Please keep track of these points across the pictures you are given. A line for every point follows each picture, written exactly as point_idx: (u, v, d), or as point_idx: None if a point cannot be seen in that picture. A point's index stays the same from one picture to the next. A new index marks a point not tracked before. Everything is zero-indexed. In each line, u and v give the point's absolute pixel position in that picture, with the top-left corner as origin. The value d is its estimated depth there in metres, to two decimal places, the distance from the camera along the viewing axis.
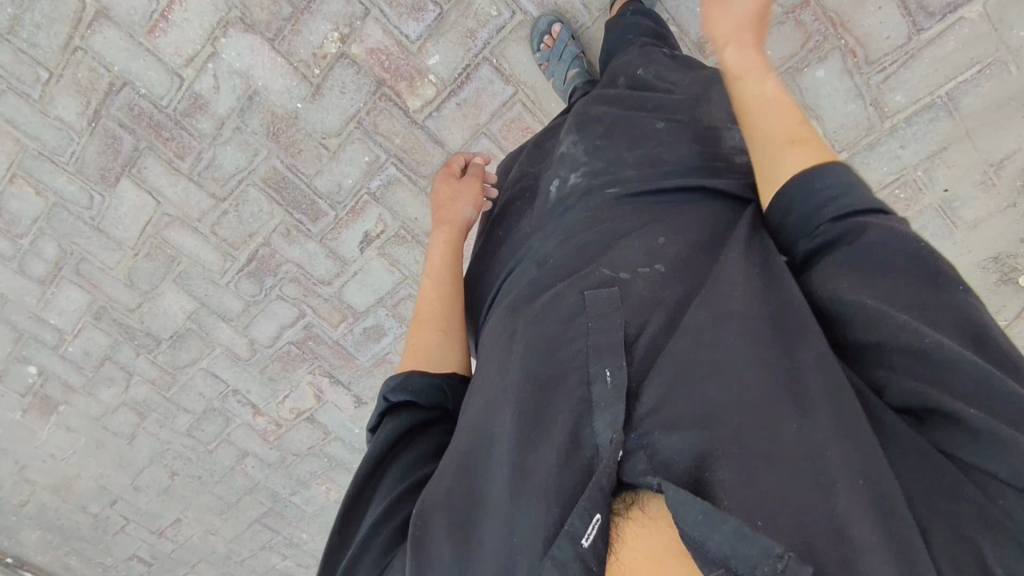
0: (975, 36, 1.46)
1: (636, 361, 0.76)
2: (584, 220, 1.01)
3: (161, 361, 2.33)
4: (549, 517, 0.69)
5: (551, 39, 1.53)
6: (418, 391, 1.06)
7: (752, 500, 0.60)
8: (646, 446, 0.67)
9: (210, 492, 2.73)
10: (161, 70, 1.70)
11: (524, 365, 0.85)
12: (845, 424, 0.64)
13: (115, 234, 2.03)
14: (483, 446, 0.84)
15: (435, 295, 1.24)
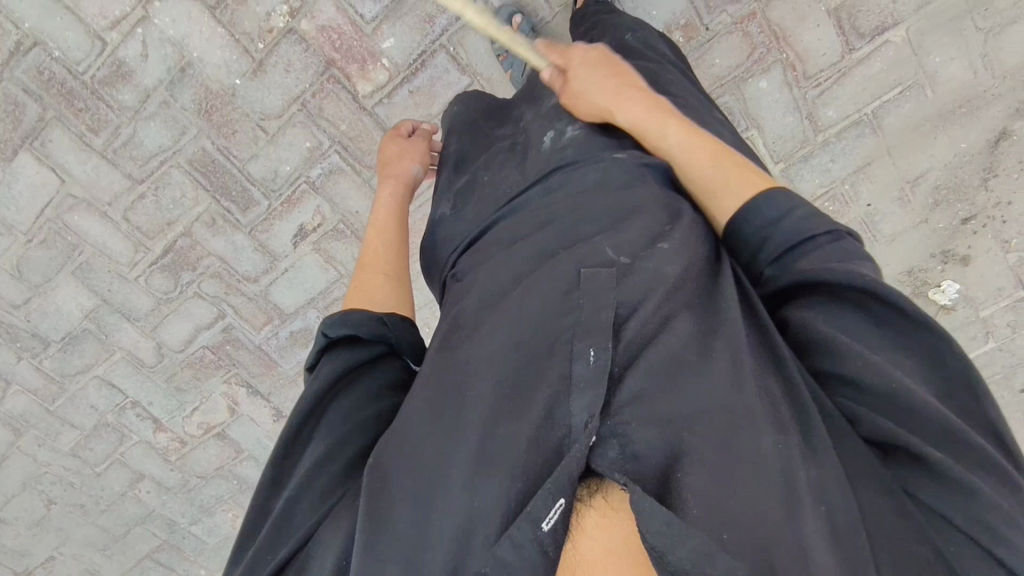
0: (898, 60, 1.54)
1: (623, 345, 0.73)
2: (591, 186, 0.94)
3: (48, 368, 2.06)
4: (509, 499, 0.68)
5: (511, 30, 1.50)
6: (359, 326, 0.92)
7: (719, 509, 0.62)
8: (620, 434, 0.67)
9: (93, 523, 2.41)
10: (80, 32, 1.55)
11: (509, 345, 0.79)
12: (815, 450, 0.67)
13: (4, 217, 1.80)
14: (449, 420, 0.77)
15: (380, 245, 1.16)
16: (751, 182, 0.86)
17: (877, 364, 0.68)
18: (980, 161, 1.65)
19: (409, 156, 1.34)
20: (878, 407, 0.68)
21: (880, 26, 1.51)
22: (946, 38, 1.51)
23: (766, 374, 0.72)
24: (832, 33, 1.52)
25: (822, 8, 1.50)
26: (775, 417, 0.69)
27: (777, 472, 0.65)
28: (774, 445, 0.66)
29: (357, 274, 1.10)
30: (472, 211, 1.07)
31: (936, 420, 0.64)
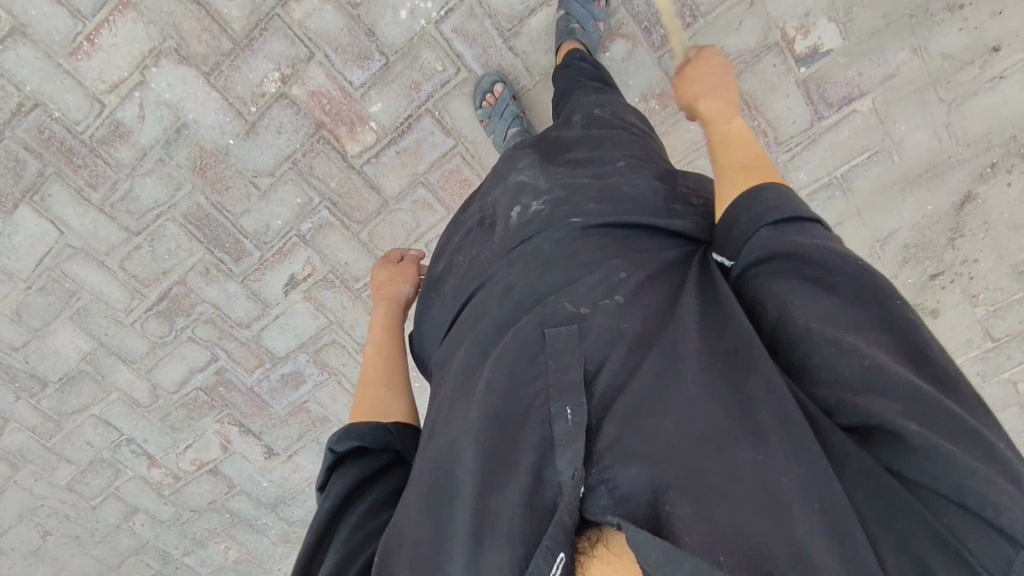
0: (865, 127, 1.62)
1: (595, 399, 0.76)
2: (550, 251, 0.96)
3: (46, 406, 2.12)
4: (512, 561, 0.68)
5: (493, 97, 1.56)
6: (363, 437, 1.01)
7: (706, 529, 0.60)
8: (606, 481, 0.67)
9: (88, 554, 2.46)
10: (79, 95, 1.61)
11: (484, 412, 0.83)
12: (801, 457, 0.63)
13: (4, 264, 1.85)
14: (445, 492, 0.83)
15: (377, 359, 1.23)
16: (765, 171, 0.90)
17: (841, 342, 0.67)
18: (946, 221, 1.72)
19: (398, 279, 1.43)
20: (844, 389, 0.65)
21: (848, 96, 1.58)
22: (910, 108, 1.58)
23: (735, 389, 0.70)
24: (801, 103, 1.59)
25: (790, 79, 1.57)
26: (748, 430, 0.66)
27: (758, 487, 0.62)
28: (751, 461, 0.64)
29: (361, 390, 1.15)
30: (450, 292, 1.11)
31: (898, 390, 0.62)
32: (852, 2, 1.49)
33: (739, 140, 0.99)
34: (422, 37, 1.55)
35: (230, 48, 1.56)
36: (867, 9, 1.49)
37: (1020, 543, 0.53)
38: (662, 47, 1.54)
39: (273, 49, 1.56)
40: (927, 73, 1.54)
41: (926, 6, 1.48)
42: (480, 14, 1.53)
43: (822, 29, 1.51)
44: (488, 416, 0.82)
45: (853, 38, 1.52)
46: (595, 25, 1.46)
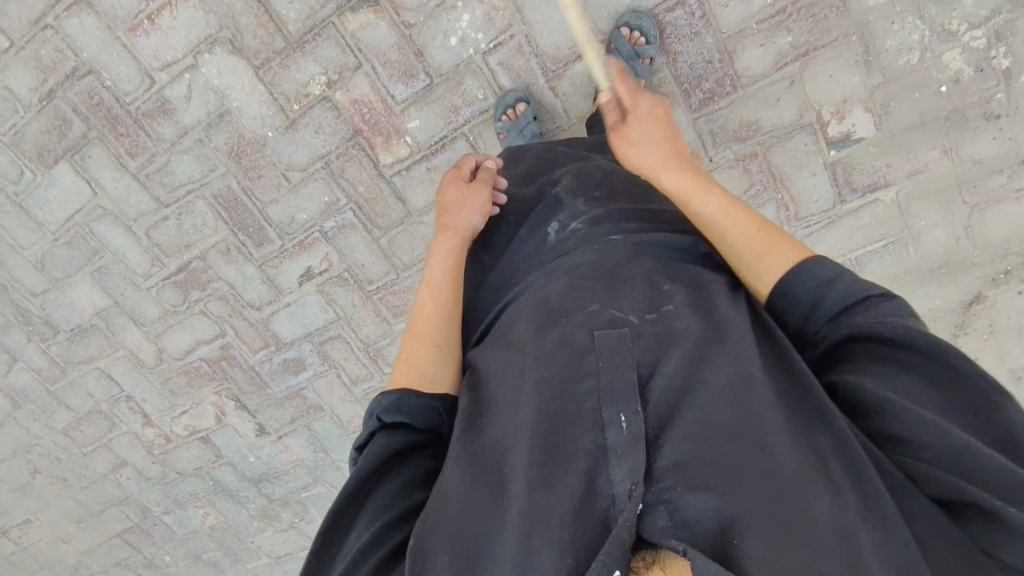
0: (885, 217, 1.64)
1: (651, 407, 0.76)
2: (591, 259, 0.99)
3: (54, 352, 2.19)
4: (563, 568, 0.67)
5: (514, 112, 1.56)
6: (413, 413, 0.93)
7: (784, 565, 0.63)
8: (667, 501, 0.68)
9: (72, 496, 2.55)
10: (133, 68, 1.67)
11: (533, 406, 0.83)
12: (873, 511, 0.68)
13: (36, 214, 1.92)
14: (493, 477, 0.81)
15: (434, 309, 1.10)
16: (790, 249, 0.88)
17: (934, 423, 0.69)
18: (952, 318, 1.75)
19: (467, 206, 1.23)
20: (936, 466, 0.68)
21: (873, 184, 1.61)
22: (932, 205, 1.61)
23: (804, 433, 0.74)
24: (826, 184, 1.62)
25: (819, 159, 1.59)
26: (823, 477, 0.70)
27: (836, 535, 0.66)
28: (829, 510, 0.68)
29: (408, 340, 1.06)
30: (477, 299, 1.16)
31: (997, 472, 0.65)
32: (891, 97, 1.50)
33: (726, 227, 0.94)
34: (468, 64, 1.58)
35: (282, 46, 1.61)
36: (904, 105, 1.51)
37: None
38: (699, 109, 1.56)
39: (324, 54, 1.60)
40: (954, 174, 1.56)
41: (964, 111, 1.49)
42: (528, 52, 1.56)
43: (856, 117, 1.53)
44: (539, 411, 0.81)
45: (888, 130, 1.54)
46: (636, 82, 1.49)
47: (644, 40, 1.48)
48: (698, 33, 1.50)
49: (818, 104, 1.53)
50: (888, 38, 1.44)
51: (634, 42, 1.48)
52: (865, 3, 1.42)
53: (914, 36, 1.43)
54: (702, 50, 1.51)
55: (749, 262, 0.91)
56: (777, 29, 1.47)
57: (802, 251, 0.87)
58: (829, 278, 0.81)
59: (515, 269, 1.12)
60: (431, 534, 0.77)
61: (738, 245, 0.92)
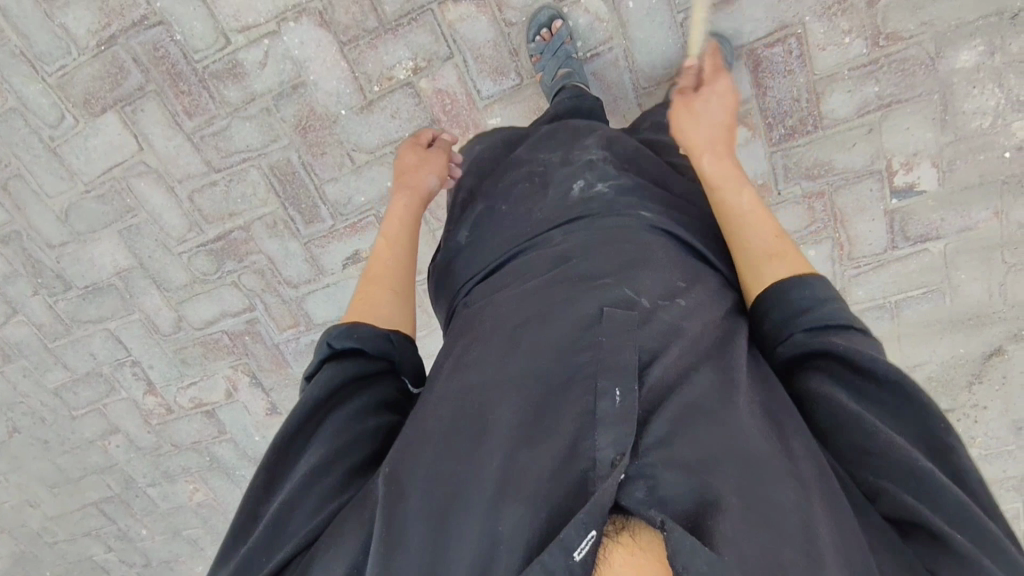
0: (930, 266, 1.74)
1: (646, 389, 0.77)
2: (612, 232, 1.01)
3: (61, 308, 2.07)
4: (533, 525, 0.68)
5: (548, 33, 1.51)
6: (367, 341, 0.94)
7: (754, 551, 0.63)
8: (648, 475, 0.69)
9: (51, 460, 2.42)
10: (209, 25, 1.60)
11: (527, 378, 0.84)
12: (835, 515, 0.70)
13: (70, 163, 1.81)
14: (468, 430, 0.82)
15: (389, 257, 1.13)
16: (791, 259, 0.92)
17: (894, 447, 0.73)
18: (971, 367, 1.86)
19: (425, 168, 1.28)
20: (894, 485, 0.72)
21: (925, 235, 1.70)
22: (975, 261, 1.71)
23: (783, 437, 0.76)
24: (882, 230, 1.70)
25: (880, 206, 1.67)
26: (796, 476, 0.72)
27: (799, 523, 0.67)
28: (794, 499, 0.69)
29: (360, 286, 1.08)
30: (494, 244, 1.13)
31: (951, 504, 0.69)
32: (958, 155, 1.58)
33: (747, 215, 1.00)
34: (544, 19, 1.51)
35: (374, 26, 1.57)
36: (969, 165, 1.60)
37: None
38: (778, 143, 1.61)
39: (416, 40, 1.58)
40: (999, 235, 1.67)
41: (1020, 177, 1.59)
42: (623, 66, 1.56)
43: (923, 170, 1.61)
44: (532, 380, 0.83)
45: (949, 186, 1.62)
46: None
47: (721, 63, 1.50)
48: (792, 72, 1.53)
49: (890, 154, 1.60)
50: (967, 101, 1.52)
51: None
52: (955, 66, 1.49)
53: (989, 102, 1.52)
54: (793, 88, 1.55)
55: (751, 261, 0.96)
56: (867, 78, 1.52)
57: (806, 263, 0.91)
58: (823, 303, 0.84)
59: (537, 224, 1.09)
60: (400, 480, 0.79)
61: (754, 234, 0.97)
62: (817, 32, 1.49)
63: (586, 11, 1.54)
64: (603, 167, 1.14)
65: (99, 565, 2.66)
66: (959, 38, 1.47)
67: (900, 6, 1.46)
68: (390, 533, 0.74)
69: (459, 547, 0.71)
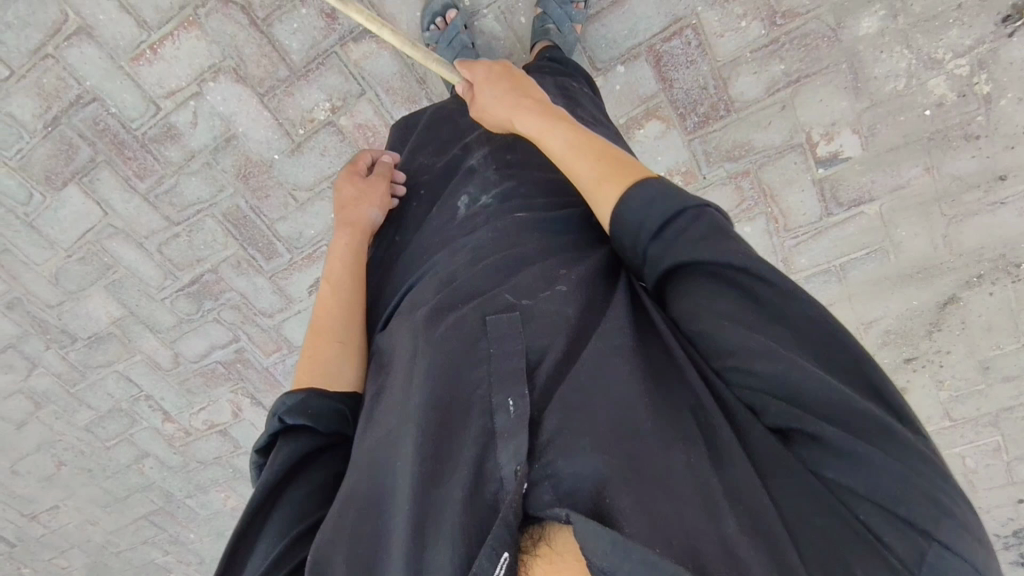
0: (869, 227, 1.74)
1: (537, 390, 0.77)
2: (487, 244, 1.01)
3: (73, 358, 2.27)
4: (454, 556, 0.69)
5: (443, 22, 1.50)
6: (317, 417, 0.98)
7: (653, 521, 0.63)
8: (551, 476, 0.69)
9: (98, 485, 2.69)
10: (137, 95, 1.69)
11: (428, 396, 0.82)
12: (725, 469, 0.70)
13: (48, 233, 1.96)
14: (382, 462, 0.83)
15: (331, 304, 1.13)
16: (620, 176, 0.86)
17: (771, 350, 0.70)
18: (928, 317, 1.86)
19: (366, 201, 1.23)
20: (780, 404, 0.70)
21: (858, 199, 1.70)
22: (914, 217, 1.70)
23: (671, 402, 0.75)
24: (815, 199, 1.70)
25: (808, 176, 1.67)
26: (684, 438, 0.72)
27: (694, 492, 0.67)
28: (687, 467, 0.69)
29: (309, 343, 1.09)
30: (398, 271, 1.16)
31: (834, 396, 0.67)
32: (878, 119, 1.56)
33: (574, 155, 0.94)
34: (437, 8, 1.50)
35: (286, 75, 1.63)
36: (891, 127, 1.57)
37: (933, 540, 0.61)
38: (694, 131, 1.62)
39: (328, 82, 1.63)
40: (935, 190, 1.65)
41: (946, 132, 1.56)
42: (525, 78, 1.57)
43: (844, 138, 1.60)
44: (431, 395, 0.81)
45: (873, 150, 1.61)
46: (571, 27, 1.45)
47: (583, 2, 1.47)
48: (695, 62, 1.53)
49: (808, 127, 1.59)
50: (877, 66, 1.49)
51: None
52: (859, 33, 1.46)
53: (900, 64, 1.48)
54: (698, 78, 1.55)
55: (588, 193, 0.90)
56: (770, 58, 1.51)
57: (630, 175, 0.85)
58: (651, 209, 0.80)
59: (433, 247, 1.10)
60: (339, 528, 0.80)
61: (579, 172, 0.92)
62: (712, 20, 1.48)
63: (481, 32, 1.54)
64: (484, 175, 1.16)
65: (162, 566, 2.99)
66: (858, 7, 1.44)
67: None
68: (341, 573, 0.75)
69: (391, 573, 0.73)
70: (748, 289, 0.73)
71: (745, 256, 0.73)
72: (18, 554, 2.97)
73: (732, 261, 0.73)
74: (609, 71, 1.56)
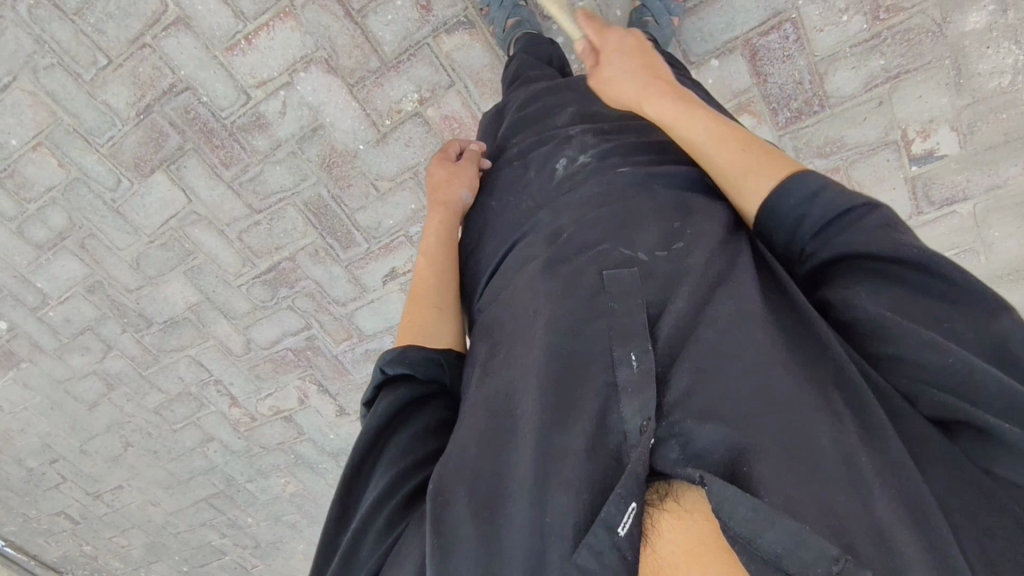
0: (959, 227, 1.71)
1: (663, 344, 0.73)
2: (596, 196, 0.96)
3: (147, 342, 2.32)
4: (573, 507, 0.65)
5: None
6: (416, 366, 0.96)
7: (796, 493, 0.58)
8: (679, 435, 0.65)
9: (162, 467, 2.76)
10: (229, 85, 1.72)
11: (543, 351, 0.79)
12: (871, 440, 0.65)
13: (132, 218, 2.01)
14: (494, 421, 0.78)
15: (430, 275, 1.13)
16: (774, 166, 0.82)
17: (925, 338, 0.64)
18: None
19: (457, 180, 1.23)
20: (934, 386, 0.64)
21: (950, 198, 1.67)
22: (1008, 218, 1.67)
23: (808, 363, 0.71)
24: (905, 197, 1.68)
25: (899, 174, 1.65)
26: (825, 403, 0.67)
27: (839, 460, 0.62)
28: (831, 434, 0.64)
29: (408, 309, 1.09)
30: (496, 233, 1.10)
31: (1000, 392, 0.59)
32: (977, 117, 1.53)
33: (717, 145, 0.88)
34: None
35: (377, 66, 1.65)
36: (991, 125, 1.54)
37: None
38: (785, 127, 1.60)
39: (417, 73, 1.65)
40: None
41: None
42: None
43: (940, 136, 1.57)
44: (548, 352, 0.78)
45: (970, 148, 1.58)
46: (669, 20, 1.45)
47: None
48: (791, 56, 1.51)
49: (904, 123, 1.56)
50: (982, 62, 1.46)
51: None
52: (964, 28, 1.43)
53: (1007, 60, 1.44)
54: (794, 72, 1.53)
55: (731, 186, 0.86)
56: (870, 53, 1.48)
57: (786, 165, 0.81)
58: (809, 210, 0.76)
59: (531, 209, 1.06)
60: (450, 478, 0.74)
61: (725, 162, 0.86)
62: (812, 14, 1.45)
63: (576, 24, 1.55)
64: (581, 139, 1.09)
65: (217, 548, 3.05)
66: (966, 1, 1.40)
67: None
68: (446, 523, 0.70)
69: (501, 525, 0.68)
70: (907, 280, 0.68)
71: (899, 248, 0.68)
72: (81, 530, 3.06)
73: (900, 252, 0.68)
74: (703, 65, 1.55)
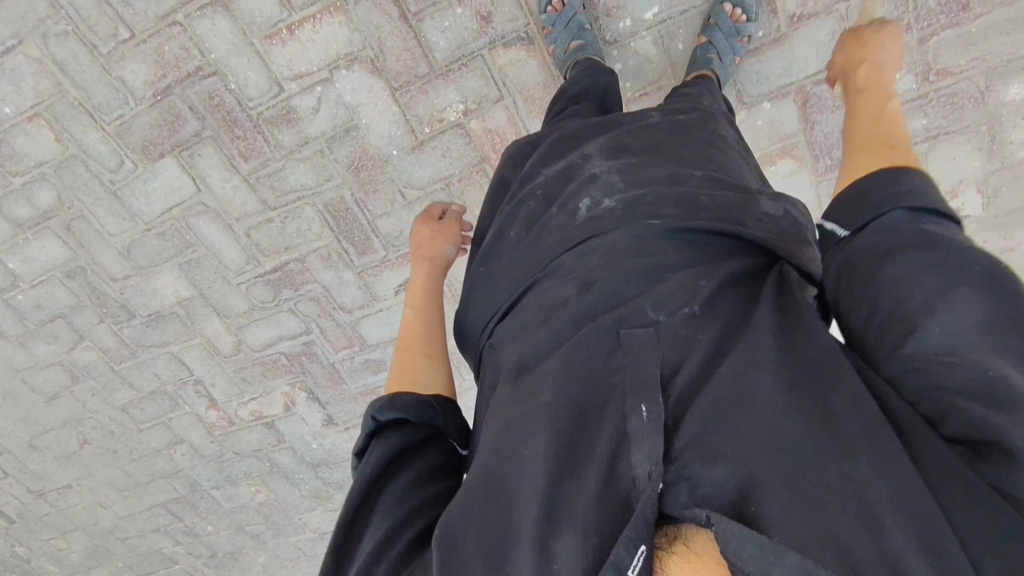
0: None
1: (674, 398, 0.66)
2: (618, 213, 0.90)
3: (126, 335, 2.17)
4: (577, 552, 0.59)
5: (559, 3, 1.45)
6: (407, 411, 0.89)
7: (806, 534, 0.52)
8: (689, 478, 0.59)
9: (120, 468, 2.57)
10: (262, 74, 1.63)
11: (551, 391, 0.73)
12: (896, 475, 0.57)
13: (131, 204, 1.87)
14: (494, 458, 0.73)
15: (418, 323, 1.08)
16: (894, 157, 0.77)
17: (955, 332, 0.59)
18: None
19: (443, 239, 1.28)
20: (950, 393, 0.57)
21: None
22: None
23: (822, 403, 0.63)
24: None
25: None
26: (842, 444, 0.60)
27: (859, 501, 0.55)
28: (848, 474, 0.57)
29: (396, 358, 1.03)
30: (506, 274, 0.96)
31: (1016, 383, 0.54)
32: (1002, 182, 1.61)
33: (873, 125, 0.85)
34: None
35: (425, 72, 1.59)
36: (1014, 192, 1.62)
37: None
38: (823, 174, 1.65)
39: (466, 84, 1.60)
40: None
41: None
42: None
43: (967, 197, 1.65)
44: (554, 394, 0.73)
45: (991, 211, 1.66)
46: (732, 59, 1.43)
47: (746, 16, 1.43)
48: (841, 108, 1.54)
49: (935, 182, 1.63)
50: (1015, 132, 1.52)
51: (736, 19, 1.42)
52: (1004, 99, 1.48)
53: None
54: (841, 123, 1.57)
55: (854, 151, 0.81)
56: (916, 111, 1.54)
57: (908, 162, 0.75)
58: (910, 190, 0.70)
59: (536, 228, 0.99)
60: (457, 518, 0.70)
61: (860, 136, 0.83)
62: None
63: (636, 53, 1.55)
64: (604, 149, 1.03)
65: (169, 556, 2.85)
66: (1011, 73, 1.45)
67: (952, 43, 1.43)
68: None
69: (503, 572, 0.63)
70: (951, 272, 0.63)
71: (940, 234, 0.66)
72: (17, 530, 2.81)
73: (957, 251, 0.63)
74: (754, 106, 1.58)
